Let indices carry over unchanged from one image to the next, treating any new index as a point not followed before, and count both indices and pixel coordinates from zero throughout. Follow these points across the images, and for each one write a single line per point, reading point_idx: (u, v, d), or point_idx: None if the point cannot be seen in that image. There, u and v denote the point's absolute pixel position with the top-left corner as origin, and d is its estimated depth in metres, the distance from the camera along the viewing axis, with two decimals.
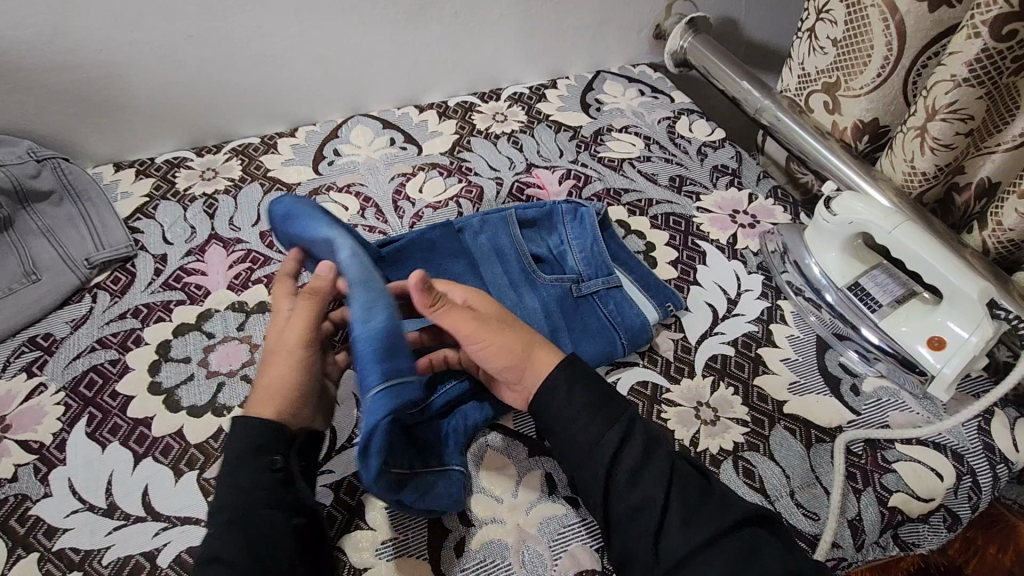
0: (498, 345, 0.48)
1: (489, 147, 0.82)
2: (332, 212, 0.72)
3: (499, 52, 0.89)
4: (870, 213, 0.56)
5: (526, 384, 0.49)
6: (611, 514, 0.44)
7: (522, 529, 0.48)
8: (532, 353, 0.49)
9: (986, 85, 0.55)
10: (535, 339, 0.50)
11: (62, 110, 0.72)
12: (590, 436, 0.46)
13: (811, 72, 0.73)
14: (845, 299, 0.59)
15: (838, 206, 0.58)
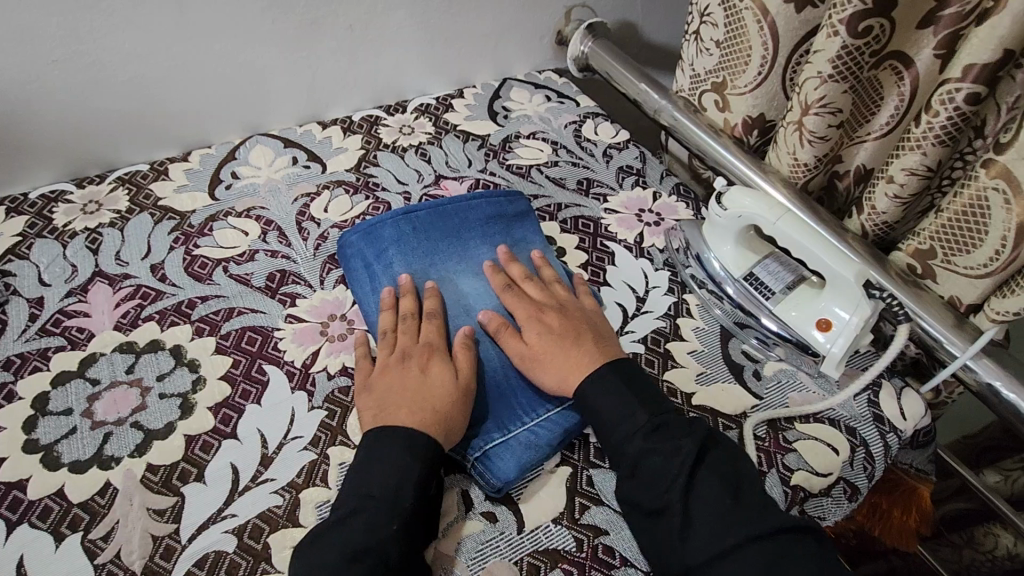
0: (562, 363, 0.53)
1: (397, 161, 0.81)
2: (230, 238, 0.68)
3: (402, 64, 0.88)
4: (757, 208, 0.58)
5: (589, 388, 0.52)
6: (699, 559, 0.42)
7: (438, 550, 0.46)
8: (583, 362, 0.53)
9: (849, 81, 0.58)
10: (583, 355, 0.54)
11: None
12: (669, 451, 0.46)
13: (701, 72, 0.76)
14: (741, 290, 0.61)
15: (727, 201, 0.61)
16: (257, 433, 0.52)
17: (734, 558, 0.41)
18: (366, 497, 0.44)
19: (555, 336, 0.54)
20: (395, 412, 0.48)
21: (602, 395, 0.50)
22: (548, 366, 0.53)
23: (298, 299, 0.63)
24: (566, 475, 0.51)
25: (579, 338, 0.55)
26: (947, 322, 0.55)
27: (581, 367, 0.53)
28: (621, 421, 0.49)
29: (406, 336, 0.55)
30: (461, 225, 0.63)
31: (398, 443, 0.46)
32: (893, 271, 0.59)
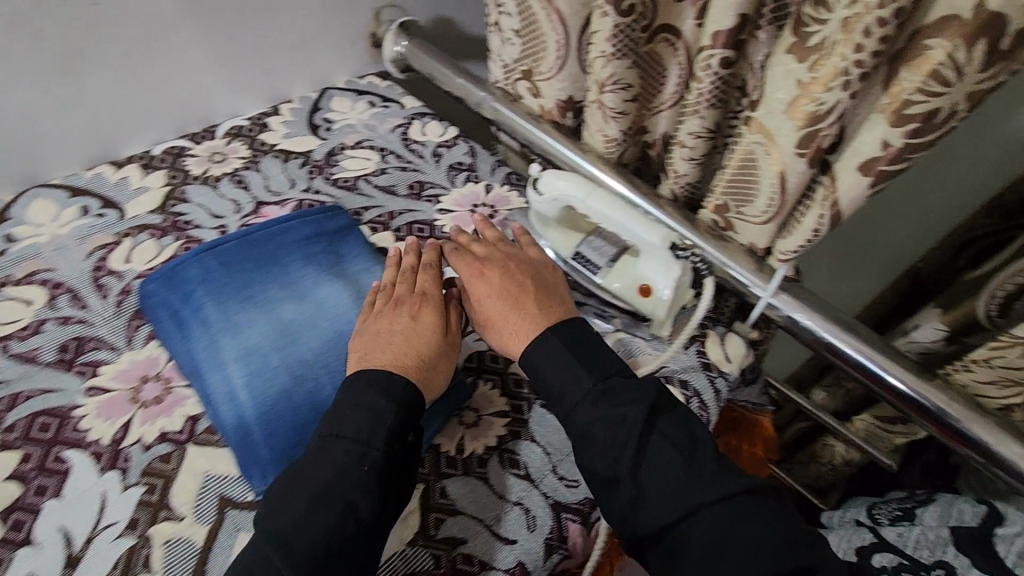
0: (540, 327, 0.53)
1: (209, 193, 0.74)
2: (9, 312, 0.59)
3: (200, 86, 0.81)
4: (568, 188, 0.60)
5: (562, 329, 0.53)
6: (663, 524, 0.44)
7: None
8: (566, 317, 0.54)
9: (631, 57, 0.61)
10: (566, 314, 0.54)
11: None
12: (618, 418, 0.47)
13: (509, 62, 0.77)
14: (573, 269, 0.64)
15: (541, 186, 0.62)
16: (59, 534, 0.46)
17: (702, 524, 0.43)
18: (312, 491, 0.42)
19: (505, 289, 0.54)
20: (380, 356, 0.49)
21: (550, 357, 0.50)
22: (507, 324, 0.53)
23: (101, 366, 0.56)
24: (418, 493, 0.49)
25: (526, 295, 0.54)
26: (750, 266, 0.61)
27: (533, 324, 0.52)
28: (571, 386, 0.49)
29: (403, 286, 0.55)
30: (278, 249, 0.60)
31: (373, 391, 0.46)
32: (703, 228, 0.64)
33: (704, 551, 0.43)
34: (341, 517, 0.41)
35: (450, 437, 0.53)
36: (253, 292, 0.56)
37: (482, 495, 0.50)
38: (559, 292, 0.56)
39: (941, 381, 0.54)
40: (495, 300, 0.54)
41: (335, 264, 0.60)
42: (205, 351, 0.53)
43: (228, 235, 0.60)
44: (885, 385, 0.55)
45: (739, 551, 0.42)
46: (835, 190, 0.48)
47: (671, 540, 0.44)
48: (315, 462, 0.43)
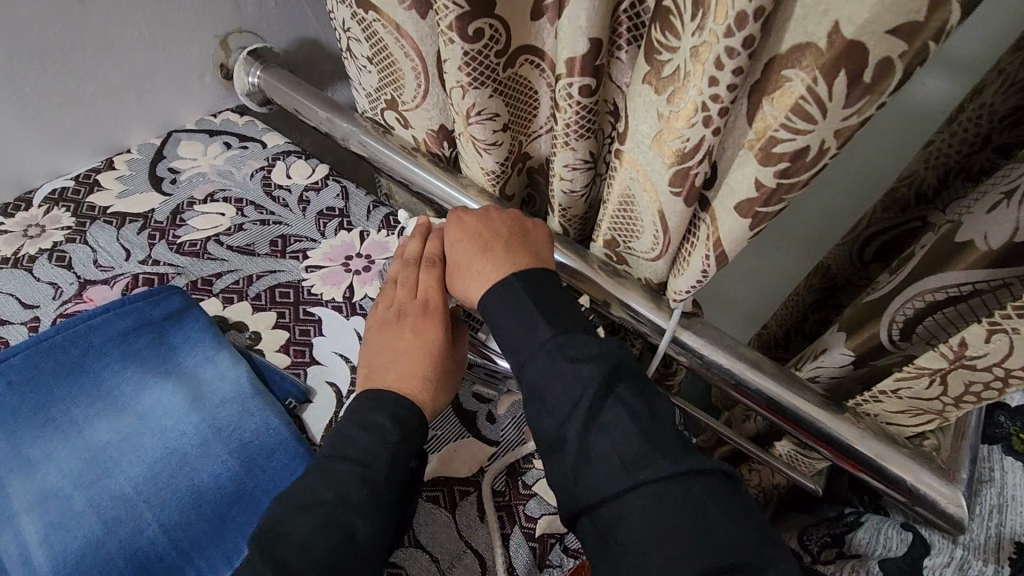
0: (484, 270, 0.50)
1: (20, 277, 0.62)
2: None
3: (2, 148, 0.68)
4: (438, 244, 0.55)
5: (484, 274, 0.50)
6: (598, 496, 0.40)
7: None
8: (497, 252, 0.50)
9: (491, 84, 0.54)
10: (513, 255, 0.50)
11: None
12: (576, 375, 0.42)
13: (371, 90, 0.68)
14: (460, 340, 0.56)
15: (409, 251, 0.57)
16: None
17: (641, 509, 0.38)
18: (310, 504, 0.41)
19: (474, 236, 0.52)
20: (383, 376, 0.49)
21: (511, 300, 0.47)
22: (472, 276, 0.51)
23: None
24: None
25: (496, 241, 0.51)
26: (646, 304, 0.55)
27: (496, 267, 0.49)
28: (529, 330, 0.46)
29: (406, 293, 0.54)
30: (86, 352, 0.50)
31: (380, 413, 0.46)
32: (599, 263, 0.58)
33: (645, 533, 0.38)
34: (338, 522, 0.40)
35: None
36: (55, 414, 0.46)
37: None
38: (537, 241, 0.53)
39: (850, 411, 0.51)
40: (464, 245, 0.52)
41: (165, 358, 0.51)
42: None
43: (17, 345, 0.49)
44: (792, 418, 0.51)
45: (675, 540, 0.37)
46: (717, 230, 0.43)
47: (610, 514, 0.39)
48: (316, 482, 0.42)
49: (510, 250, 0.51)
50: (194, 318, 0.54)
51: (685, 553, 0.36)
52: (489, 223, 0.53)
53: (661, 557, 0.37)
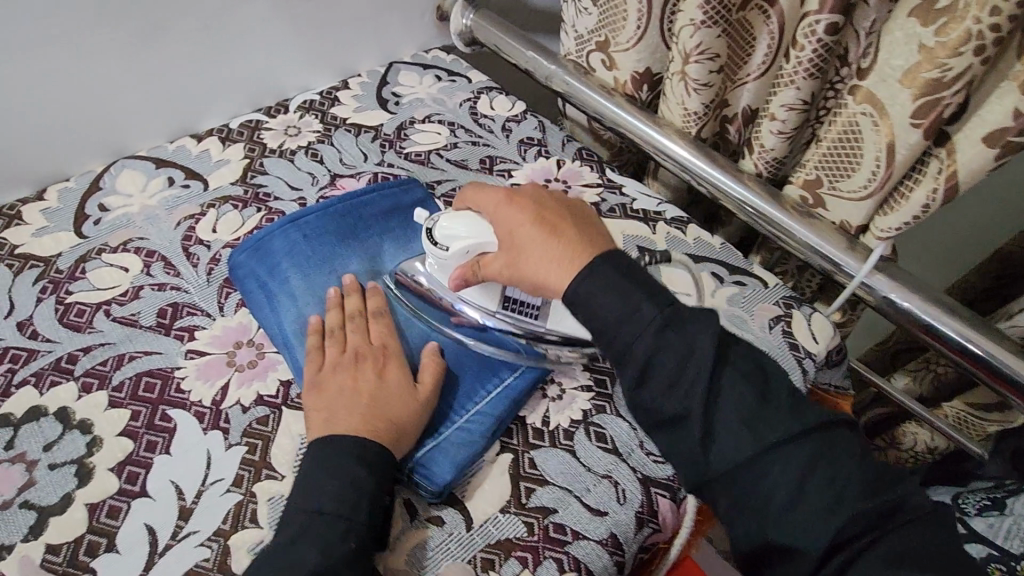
0: (553, 257, 0.47)
1: (286, 165, 0.75)
2: (108, 278, 0.62)
3: (273, 60, 0.81)
4: (477, 227, 0.52)
5: (553, 258, 0.47)
6: (736, 457, 0.40)
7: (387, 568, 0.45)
8: (564, 236, 0.48)
9: (721, 24, 0.59)
10: (585, 241, 0.48)
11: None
12: (693, 343, 0.42)
13: (584, 32, 0.75)
14: (503, 321, 0.54)
15: (439, 237, 0.53)
16: (169, 487, 0.48)
17: (777, 461, 0.40)
18: (315, 513, 0.42)
19: (536, 220, 0.49)
20: (349, 418, 0.46)
21: (595, 291, 0.44)
22: (539, 258, 0.48)
23: (197, 331, 0.58)
24: (508, 463, 0.50)
25: (562, 225, 0.49)
26: (841, 244, 0.59)
27: (569, 258, 0.47)
28: (624, 315, 0.43)
29: (358, 337, 0.52)
30: (358, 222, 0.61)
31: (336, 462, 0.44)
32: (790, 205, 0.62)
33: (790, 481, 0.40)
34: (338, 541, 0.41)
35: (535, 409, 0.54)
36: (337, 265, 0.58)
37: (573, 468, 0.50)
38: (601, 231, 0.50)
39: None
40: (526, 229, 0.49)
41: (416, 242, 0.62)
42: (294, 322, 0.55)
43: (311, 207, 0.61)
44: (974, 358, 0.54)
45: (820, 484, 0.39)
46: (953, 163, 0.48)
47: (746, 478, 0.40)
48: (333, 489, 0.43)
49: (580, 242, 0.47)
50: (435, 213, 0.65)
51: (830, 498, 0.39)
52: (557, 215, 0.50)
53: (819, 509, 0.39)
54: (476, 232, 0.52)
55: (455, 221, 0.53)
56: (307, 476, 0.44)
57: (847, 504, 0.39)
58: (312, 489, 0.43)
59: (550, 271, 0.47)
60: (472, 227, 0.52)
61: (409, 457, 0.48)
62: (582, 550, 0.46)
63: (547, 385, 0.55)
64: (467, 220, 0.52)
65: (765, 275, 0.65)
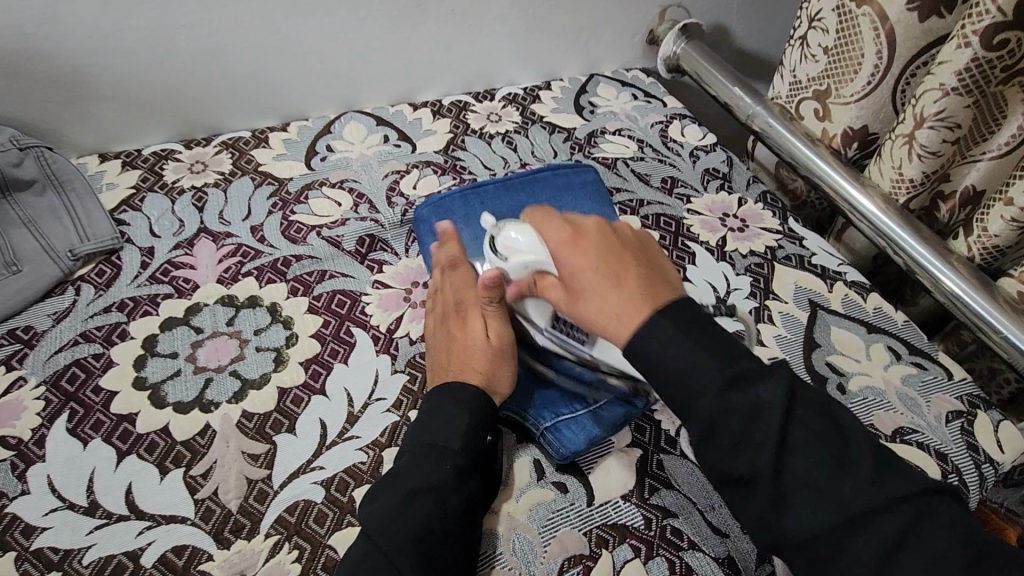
0: (608, 304, 0.42)
1: (484, 147, 0.82)
2: (324, 208, 0.71)
3: (493, 52, 0.89)
4: (535, 247, 0.49)
5: (617, 312, 0.42)
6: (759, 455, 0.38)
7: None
8: (626, 277, 0.43)
9: (974, 95, 0.56)
10: (655, 286, 0.43)
11: (35, 94, 0.69)
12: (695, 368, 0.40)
13: (803, 79, 0.75)
14: (551, 339, 0.53)
15: (502, 247, 0.51)
16: (343, 392, 0.54)
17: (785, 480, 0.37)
18: (428, 447, 0.46)
19: (605, 259, 0.43)
20: (446, 370, 0.51)
21: (653, 340, 0.40)
22: (591, 312, 0.43)
23: (384, 266, 0.65)
24: (636, 456, 0.52)
25: (630, 263, 0.44)
26: None
27: (633, 308, 0.41)
28: (669, 355, 0.40)
29: (445, 293, 0.56)
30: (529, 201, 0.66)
31: (440, 406, 0.48)
32: (1002, 297, 0.58)
33: (814, 482, 0.36)
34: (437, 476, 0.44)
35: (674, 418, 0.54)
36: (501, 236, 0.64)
37: (701, 483, 0.50)
38: (661, 264, 0.45)
39: None
40: (589, 272, 0.43)
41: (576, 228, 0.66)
42: None
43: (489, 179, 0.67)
44: None
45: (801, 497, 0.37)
46: None
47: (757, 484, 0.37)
48: (433, 428, 0.47)
49: (647, 288, 0.42)
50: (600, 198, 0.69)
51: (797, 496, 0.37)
52: (616, 248, 0.44)
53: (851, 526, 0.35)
54: (537, 249, 0.49)
55: (517, 233, 0.50)
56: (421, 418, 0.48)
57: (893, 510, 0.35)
58: (424, 428, 0.47)
59: (613, 318, 0.42)
60: (534, 242, 0.49)
61: (547, 422, 0.51)
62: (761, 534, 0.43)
63: None
64: (530, 234, 0.49)
65: (952, 366, 0.60)
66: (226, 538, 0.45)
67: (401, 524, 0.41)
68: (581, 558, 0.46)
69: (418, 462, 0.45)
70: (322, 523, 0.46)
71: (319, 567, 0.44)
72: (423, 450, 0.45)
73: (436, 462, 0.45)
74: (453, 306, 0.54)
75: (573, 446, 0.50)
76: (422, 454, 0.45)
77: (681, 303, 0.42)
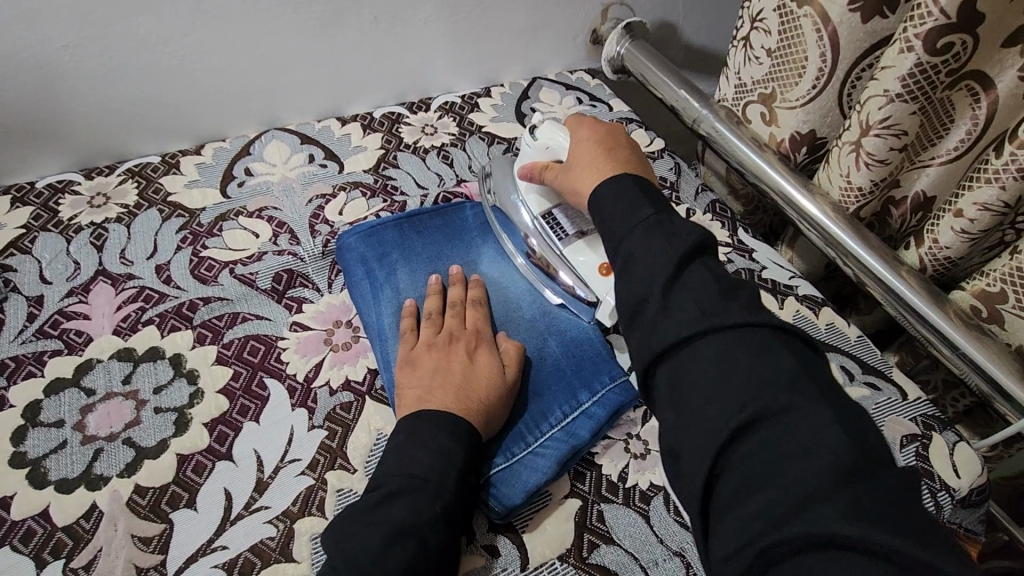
0: (585, 162, 0.52)
1: (417, 163, 0.77)
2: (240, 241, 0.65)
3: (426, 60, 0.83)
4: (557, 136, 0.57)
5: (586, 178, 0.51)
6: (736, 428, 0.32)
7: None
8: (613, 153, 0.52)
9: (919, 101, 0.53)
10: (630, 163, 0.51)
11: None
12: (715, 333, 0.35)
13: (747, 82, 0.71)
14: (539, 228, 0.60)
15: (535, 131, 0.60)
16: (252, 456, 0.49)
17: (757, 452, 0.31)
18: (416, 478, 0.42)
19: (599, 140, 0.53)
20: (441, 397, 0.47)
21: (616, 194, 0.46)
22: (580, 172, 0.52)
23: (304, 305, 0.60)
24: (574, 508, 0.48)
25: (620, 154, 0.52)
26: (1013, 372, 0.52)
27: (603, 171, 0.50)
28: (617, 218, 0.44)
29: (456, 322, 0.54)
30: (465, 228, 0.64)
31: (440, 430, 0.44)
32: (954, 311, 0.56)
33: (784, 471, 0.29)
34: (426, 503, 0.41)
35: (615, 461, 0.51)
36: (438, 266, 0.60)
37: (642, 534, 0.47)
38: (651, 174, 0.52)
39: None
40: (585, 146, 0.53)
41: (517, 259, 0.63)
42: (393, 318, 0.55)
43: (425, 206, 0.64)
44: None
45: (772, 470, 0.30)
46: None
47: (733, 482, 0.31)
48: (422, 452, 0.43)
49: (619, 163, 0.51)
50: None
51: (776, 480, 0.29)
52: (620, 144, 0.53)
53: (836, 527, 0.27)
54: (557, 138, 0.57)
55: (554, 128, 0.58)
56: (404, 444, 0.44)
57: (896, 528, 0.26)
58: (412, 456, 0.43)
59: (585, 177, 0.51)
60: (560, 133, 0.57)
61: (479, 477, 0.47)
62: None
63: (632, 438, 0.52)
64: (563, 132, 0.57)
65: (907, 385, 0.57)
66: None
67: (384, 560, 0.38)
68: None
69: (404, 488, 0.41)
70: None
71: None
72: (406, 478, 0.42)
73: (421, 495, 0.41)
74: (462, 339, 0.52)
75: (513, 501, 0.46)
76: (406, 481, 0.41)
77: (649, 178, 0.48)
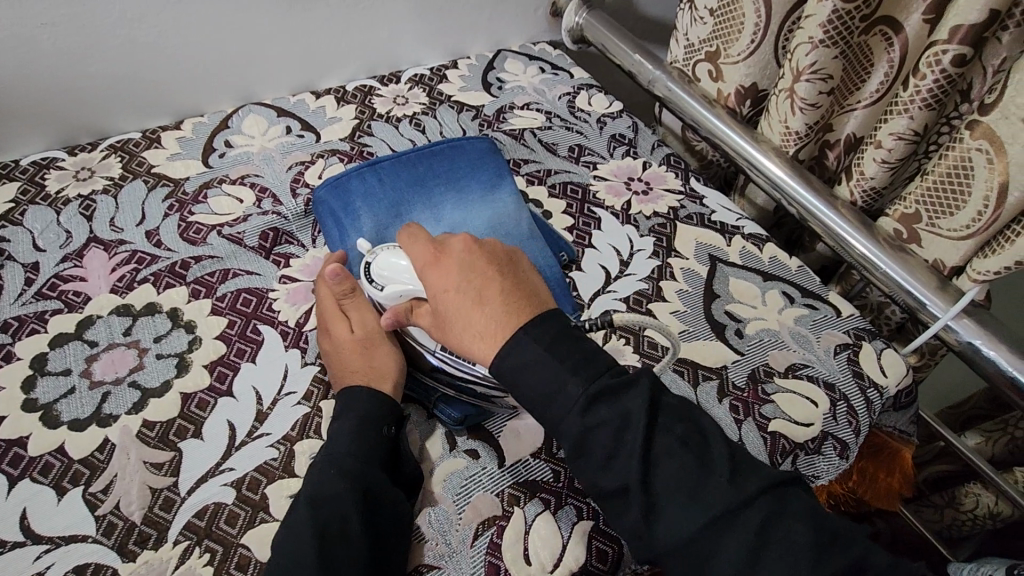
0: (478, 323, 0.43)
1: (390, 130, 0.81)
2: (225, 206, 0.68)
3: (394, 34, 0.87)
4: (410, 272, 0.50)
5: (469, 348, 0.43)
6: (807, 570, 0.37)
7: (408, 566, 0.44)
8: (486, 297, 0.43)
9: (839, 46, 0.59)
10: (521, 304, 0.43)
11: None
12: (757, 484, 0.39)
13: (695, 42, 0.77)
14: (445, 359, 0.52)
15: (377, 276, 0.52)
16: (251, 391, 0.53)
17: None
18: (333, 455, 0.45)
19: (465, 280, 0.44)
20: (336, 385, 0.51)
21: (522, 361, 0.41)
22: (455, 336, 0.44)
23: (291, 259, 0.64)
24: None
25: (489, 282, 0.44)
26: (930, 283, 0.58)
27: (491, 343, 0.43)
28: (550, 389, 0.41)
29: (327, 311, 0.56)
30: (427, 172, 0.65)
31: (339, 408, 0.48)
32: (882, 236, 0.62)
33: None
34: (331, 469, 0.44)
35: None
36: (405, 214, 0.63)
37: None
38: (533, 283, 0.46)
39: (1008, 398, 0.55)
40: (449, 294, 0.44)
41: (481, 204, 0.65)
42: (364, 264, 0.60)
43: (388, 155, 0.65)
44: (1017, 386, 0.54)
45: None
46: None
47: None
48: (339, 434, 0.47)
49: (510, 305, 0.43)
50: (496, 166, 0.68)
51: None
52: (476, 262, 0.45)
53: None
54: (407, 278, 0.50)
55: (392, 259, 0.52)
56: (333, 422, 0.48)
57: None
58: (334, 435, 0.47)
59: (475, 341, 0.43)
60: (410, 269, 0.50)
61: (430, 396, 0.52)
62: (767, 413, 0.55)
63: None
64: (403, 260, 0.51)
65: (841, 304, 0.64)
66: (131, 550, 0.44)
67: (301, 529, 0.41)
68: (495, 518, 0.47)
69: (325, 460, 0.45)
70: (234, 523, 0.45)
71: (231, 566, 0.43)
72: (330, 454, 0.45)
73: (333, 466, 0.44)
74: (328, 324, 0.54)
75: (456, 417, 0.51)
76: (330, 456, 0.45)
77: (542, 317, 0.43)
